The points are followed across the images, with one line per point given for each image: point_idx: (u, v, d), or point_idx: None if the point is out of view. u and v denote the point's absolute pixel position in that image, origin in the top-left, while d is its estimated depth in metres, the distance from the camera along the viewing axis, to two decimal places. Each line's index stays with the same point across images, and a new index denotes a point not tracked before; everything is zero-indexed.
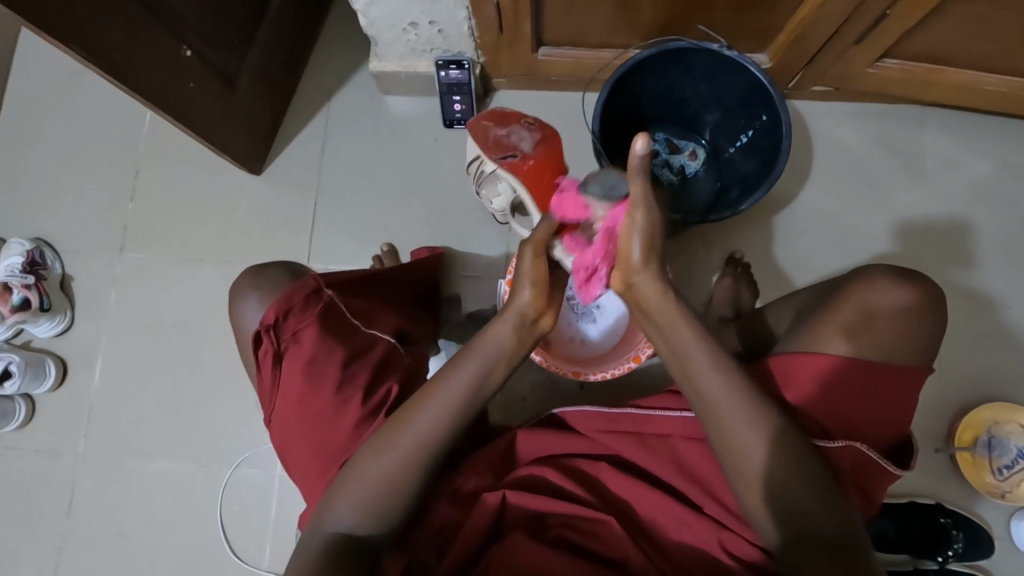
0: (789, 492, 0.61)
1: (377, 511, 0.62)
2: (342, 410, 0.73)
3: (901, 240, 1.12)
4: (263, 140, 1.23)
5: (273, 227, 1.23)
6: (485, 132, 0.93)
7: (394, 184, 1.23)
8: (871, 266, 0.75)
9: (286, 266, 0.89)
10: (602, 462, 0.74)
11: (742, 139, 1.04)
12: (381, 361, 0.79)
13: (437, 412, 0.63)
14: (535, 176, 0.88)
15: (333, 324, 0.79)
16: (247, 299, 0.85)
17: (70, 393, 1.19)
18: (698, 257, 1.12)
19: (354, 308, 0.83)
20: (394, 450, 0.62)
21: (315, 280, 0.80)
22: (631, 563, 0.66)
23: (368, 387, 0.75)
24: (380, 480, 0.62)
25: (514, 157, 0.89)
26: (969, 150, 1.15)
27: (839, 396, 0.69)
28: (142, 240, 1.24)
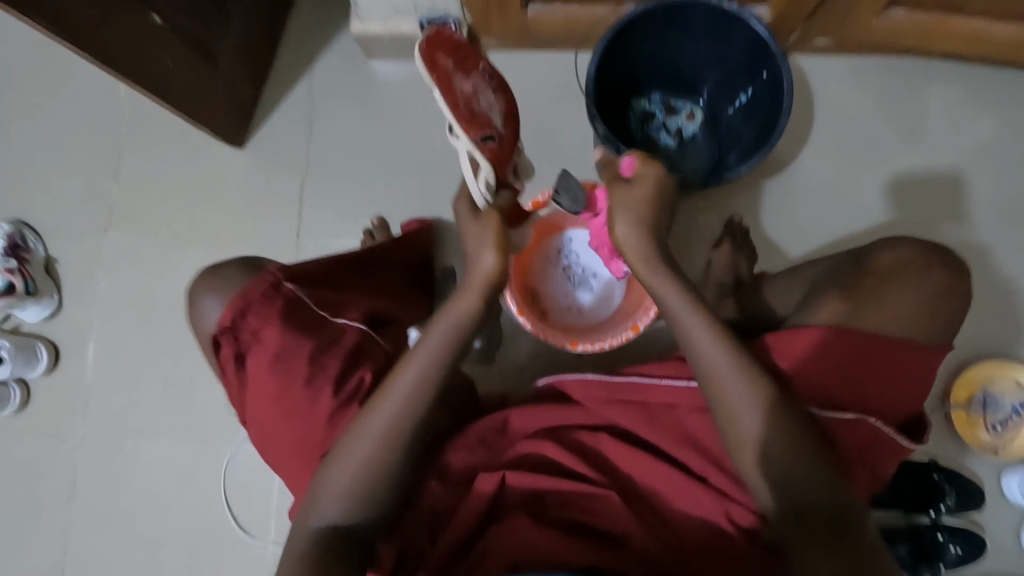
0: (786, 464, 0.62)
1: (360, 498, 0.65)
2: (314, 400, 0.73)
3: (903, 199, 1.10)
4: (244, 112, 1.18)
5: (260, 202, 1.20)
6: (446, 78, 0.65)
7: (382, 155, 1.19)
8: (900, 242, 0.74)
9: (240, 263, 0.86)
10: (602, 433, 0.74)
11: (742, 98, 1.01)
12: (355, 349, 0.78)
13: (405, 395, 0.64)
14: (504, 163, 0.68)
15: (295, 318, 0.78)
16: (205, 297, 0.83)
17: (65, 377, 1.18)
18: (698, 224, 1.10)
19: (323, 299, 0.82)
20: (365, 439, 0.65)
21: (274, 274, 0.79)
22: (632, 539, 0.66)
23: (340, 376, 0.75)
24: (357, 471, 0.65)
25: (491, 138, 0.66)
26: (975, 105, 1.11)
27: (854, 370, 0.69)
28: (126, 219, 1.21)
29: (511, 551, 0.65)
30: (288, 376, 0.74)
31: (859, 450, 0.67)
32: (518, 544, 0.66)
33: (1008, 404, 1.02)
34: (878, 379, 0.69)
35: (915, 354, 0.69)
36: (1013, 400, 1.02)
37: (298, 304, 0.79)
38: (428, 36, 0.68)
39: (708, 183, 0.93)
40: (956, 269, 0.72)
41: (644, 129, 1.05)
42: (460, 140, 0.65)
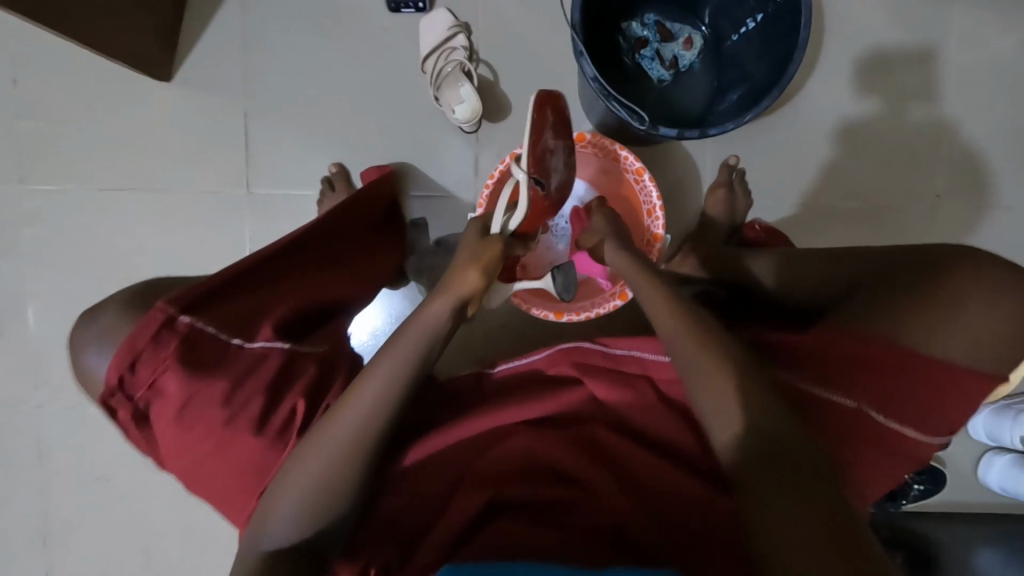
0: (763, 445, 0.52)
1: (321, 511, 0.56)
2: (236, 452, 0.57)
3: (906, 136, 1.03)
4: (166, 36, 0.99)
5: (201, 144, 1.05)
6: (540, 124, 0.71)
7: (337, 86, 1.04)
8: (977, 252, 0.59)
9: (123, 300, 0.63)
10: (596, 424, 0.69)
11: (749, 24, 0.87)
12: (279, 375, 0.60)
13: (378, 387, 0.59)
14: (533, 215, 0.75)
15: (200, 356, 0.57)
16: (88, 340, 0.63)
17: (9, 346, 1.08)
18: (687, 165, 1.02)
19: (231, 318, 0.62)
20: (326, 449, 0.56)
21: (161, 311, 0.56)
22: (632, 530, 0.59)
23: (268, 410, 0.59)
24: (311, 483, 0.56)
25: (541, 184, 0.72)
26: (998, 23, 1.00)
27: (868, 367, 0.59)
28: (46, 167, 1.06)
29: (498, 544, 0.57)
30: (199, 432, 0.56)
31: (869, 456, 0.59)
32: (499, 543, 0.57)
33: None
34: (900, 390, 0.58)
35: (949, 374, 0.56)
36: None
37: (198, 337, 0.58)
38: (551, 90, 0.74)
39: (709, 131, 0.76)
40: None
41: (635, 57, 0.93)
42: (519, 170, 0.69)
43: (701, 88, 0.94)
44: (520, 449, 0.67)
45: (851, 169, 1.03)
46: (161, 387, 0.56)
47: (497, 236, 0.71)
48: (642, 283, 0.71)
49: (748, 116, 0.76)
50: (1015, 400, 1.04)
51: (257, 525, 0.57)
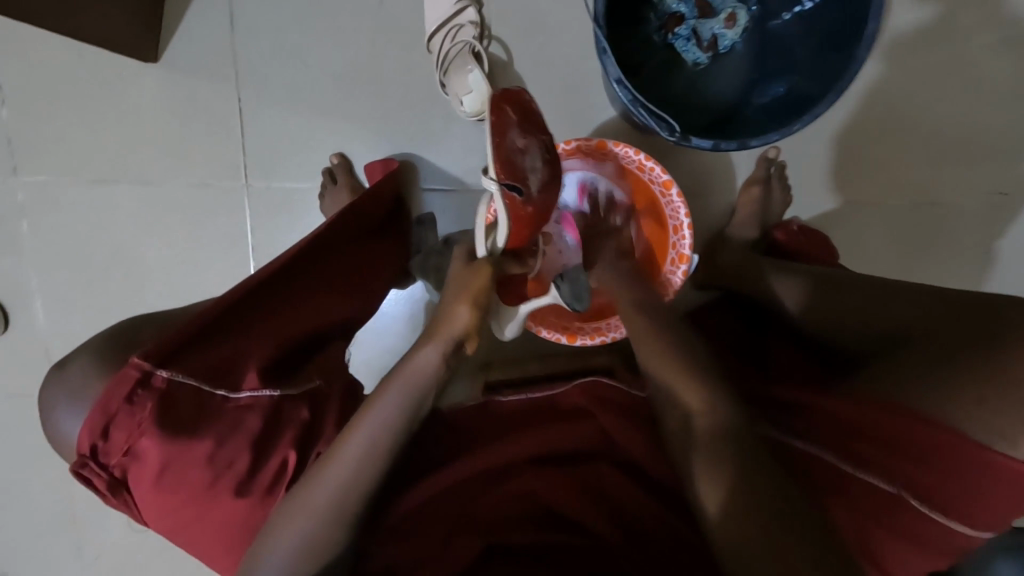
0: (770, 532, 0.47)
1: (313, 564, 0.52)
2: (224, 511, 0.54)
3: (965, 125, 0.93)
4: (146, 13, 0.90)
5: (194, 132, 0.98)
6: (503, 124, 0.59)
7: (336, 66, 0.94)
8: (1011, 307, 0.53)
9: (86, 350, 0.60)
10: (603, 464, 0.66)
11: (804, 3, 0.76)
12: (265, 428, 0.56)
13: (371, 434, 0.55)
14: (519, 227, 0.63)
15: (179, 413, 0.53)
16: (58, 400, 0.58)
17: (12, 345, 1.06)
18: (720, 158, 0.93)
19: (211, 368, 0.57)
20: (319, 492, 0.53)
21: (134, 369, 0.52)
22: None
23: (255, 467, 0.55)
24: (301, 532, 0.52)
25: (518, 191, 0.60)
26: None
27: (892, 440, 0.54)
28: (34, 158, 1.00)
29: None
30: (181, 495, 0.53)
31: (881, 536, 0.55)
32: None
33: None
34: (940, 473, 0.52)
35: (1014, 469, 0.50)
36: None
37: (176, 395, 0.54)
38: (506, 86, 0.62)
39: (752, 142, 0.67)
40: None
41: (666, 37, 0.81)
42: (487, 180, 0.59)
43: (738, 72, 0.82)
44: (520, 489, 0.64)
45: (900, 161, 0.94)
46: (138, 452, 0.52)
47: (482, 260, 0.63)
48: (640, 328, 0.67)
49: (796, 125, 0.67)
50: None
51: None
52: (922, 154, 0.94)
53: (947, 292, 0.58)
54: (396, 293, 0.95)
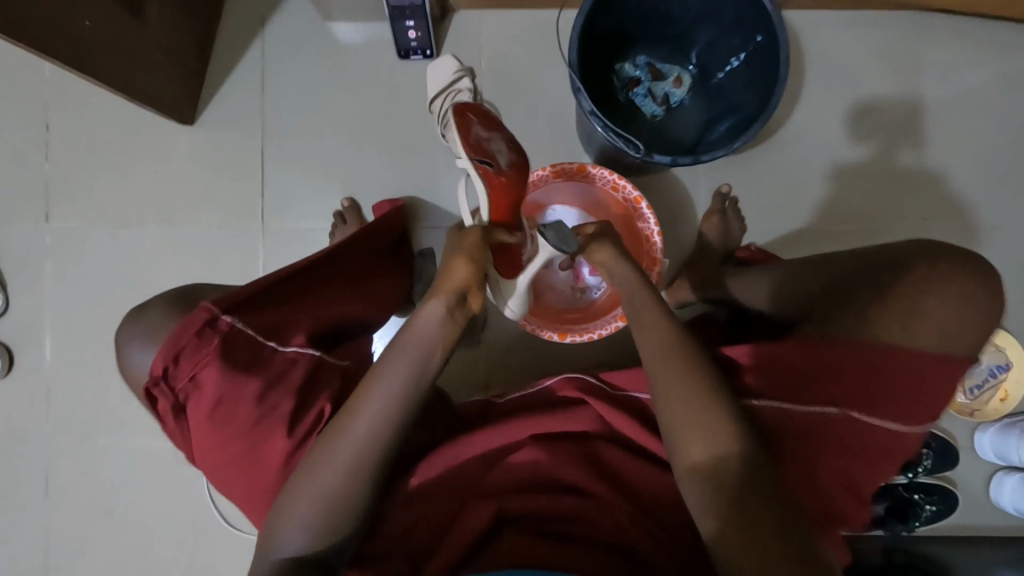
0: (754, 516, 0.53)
1: (334, 519, 0.57)
2: (268, 444, 0.65)
3: (890, 161, 1.07)
4: (190, 81, 1.06)
5: (218, 181, 1.11)
6: (466, 115, 0.67)
7: (350, 124, 1.10)
8: (921, 253, 0.65)
9: (166, 298, 0.76)
10: (602, 441, 0.68)
11: (733, 63, 0.94)
12: (307, 380, 0.69)
13: (377, 411, 0.57)
14: (499, 198, 0.66)
15: (237, 356, 0.67)
16: (132, 339, 0.74)
17: (25, 378, 1.11)
18: (684, 195, 1.07)
19: (263, 325, 0.71)
20: (333, 463, 0.57)
21: (206, 312, 0.66)
22: (640, 548, 0.61)
23: (295, 414, 0.66)
24: (323, 498, 0.57)
25: (489, 163, 0.65)
26: (969, 58, 1.07)
27: (846, 373, 0.64)
28: (70, 203, 1.11)
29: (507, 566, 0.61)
30: (230, 426, 0.65)
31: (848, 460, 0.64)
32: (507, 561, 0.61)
33: (985, 366, 1.04)
34: (883, 395, 0.63)
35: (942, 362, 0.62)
36: (990, 362, 1.04)
37: (235, 340, 0.68)
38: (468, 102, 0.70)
39: (703, 158, 0.82)
40: (984, 268, 0.63)
41: (629, 95, 1.00)
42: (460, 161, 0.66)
43: (692, 121, 1.00)
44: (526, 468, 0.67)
45: (841, 196, 1.07)
46: (199, 380, 0.66)
47: (473, 226, 0.63)
48: (644, 312, 0.66)
49: (736, 145, 0.83)
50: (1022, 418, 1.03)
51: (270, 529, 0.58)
52: (859, 189, 1.07)
53: (878, 250, 0.70)
54: (396, 318, 1.02)
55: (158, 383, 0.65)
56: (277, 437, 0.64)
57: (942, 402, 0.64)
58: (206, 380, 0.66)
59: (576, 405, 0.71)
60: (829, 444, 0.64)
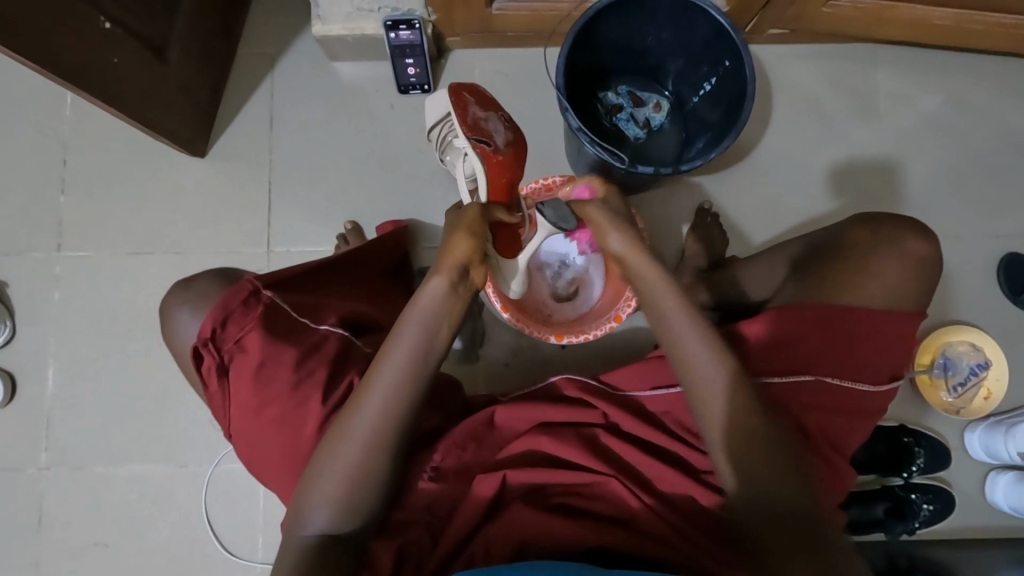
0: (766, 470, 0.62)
1: (359, 489, 0.64)
2: (303, 406, 0.72)
3: (857, 177, 1.15)
4: (204, 117, 1.14)
5: (226, 210, 1.16)
6: (463, 103, 0.83)
7: (352, 154, 1.17)
8: (859, 228, 0.79)
9: (214, 276, 0.86)
10: (597, 427, 0.75)
11: (705, 87, 1.03)
12: (339, 354, 0.76)
13: (388, 390, 0.64)
14: (498, 173, 0.80)
15: (277, 324, 0.75)
16: (179, 313, 0.83)
17: (25, 407, 1.11)
18: (668, 210, 1.13)
19: (299, 304, 0.79)
20: (351, 438, 0.64)
21: (252, 283, 0.76)
22: (637, 518, 0.68)
23: (328, 382, 0.73)
24: (344, 472, 0.64)
25: (486, 144, 0.80)
26: (919, 84, 1.18)
27: (812, 340, 0.74)
28: (81, 235, 1.15)
29: (513, 538, 0.67)
30: (269, 388, 0.72)
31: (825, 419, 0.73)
32: (518, 532, 0.67)
33: (966, 365, 1.08)
34: (845, 356, 0.74)
35: (886, 319, 0.74)
36: (971, 361, 1.08)
37: (276, 310, 0.76)
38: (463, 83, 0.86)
39: (681, 167, 0.91)
40: (910, 235, 0.77)
41: (613, 120, 1.08)
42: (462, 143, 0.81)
43: (672, 142, 1.09)
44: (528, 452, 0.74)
45: (815, 210, 1.14)
46: (244, 344, 0.74)
47: (469, 207, 0.68)
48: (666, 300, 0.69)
49: (712, 155, 0.92)
50: (1005, 416, 1.06)
51: (302, 499, 0.65)
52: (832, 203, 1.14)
53: (823, 235, 0.84)
54: None
55: (206, 342, 0.73)
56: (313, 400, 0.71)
57: (898, 356, 0.75)
58: (250, 344, 0.74)
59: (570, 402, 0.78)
60: (808, 407, 0.72)
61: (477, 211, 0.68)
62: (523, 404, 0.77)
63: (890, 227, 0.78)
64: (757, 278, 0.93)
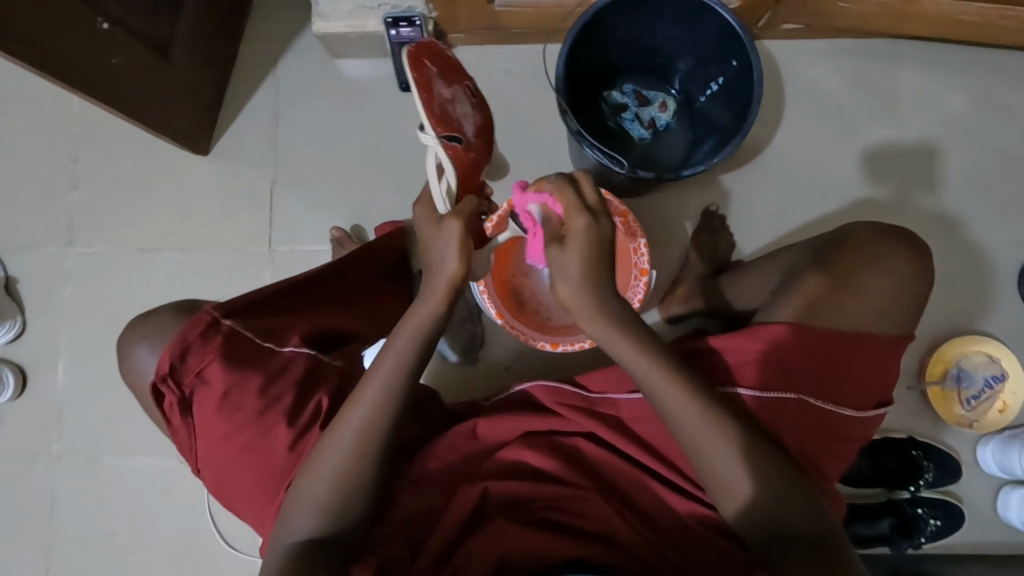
0: (760, 494, 0.63)
1: (344, 501, 0.64)
2: (270, 432, 0.73)
3: (873, 179, 1.11)
4: (207, 116, 1.14)
5: (230, 208, 1.17)
6: (426, 79, 0.68)
7: (355, 153, 1.17)
8: (866, 235, 0.77)
9: (172, 308, 0.86)
10: (579, 436, 0.76)
11: (713, 87, 1.02)
12: (306, 375, 0.77)
13: (374, 404, 0.65)
14: (466, 177, 0.69)
15: (239, 352, 0.76)
16: (139, 348, 0.83)
17: (37, 400, 1.14)
18: (674, 211, 1.10)
19: (263, 327, 0.79)
20: (338, 447, 0.65)
21: (208, 313, 0.76)
22: (619, 536, 0.69)
23: (295, 406, 0.74)
24: (331, 481, 0.64)
25: (458, 141, 0.67)
26: (943, 81, 1.12)
27: (806, 363, 0.72)
28: (90, 231, 1.17)
29: (495, 550, 0.67)
30: (233, 418, 0.73)
31: (818, 445, 0.72)
32: (501, 548, 0.67)
33: (980, 377, 1.04)
34: (840, 379, 0.73)
35: (871, 344, 0.73)
36: (985, 373, 1.04)
37: (238, 337, 0.77)
38: (420, 43, 0.72)
39: (684, 174, 0.88)
40: (917, 249, 0.75)
41: (617, 120, 1.07)
42: (426, 136, 0.65)
43: (676, 142, 1.07)
44: (511, 463, 0.74)
45: (827, 213, 1.10)
46: (204, 377, 0.75)
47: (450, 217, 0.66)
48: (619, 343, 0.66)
49: (716, 160, 0.89)
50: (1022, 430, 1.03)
51: (286, 509, 0.66)
52: (845, 207, 1.10)
53: (824, 238, 0.81)
54: None
55: (166, 377, 0.74)
56: (280, 427, 0.72)
57: (890, 380, 0.75)
58: (210, 376, 0.75)
59: (548, 411, 0.78)
60: (801, 429, 0.71)
61: (462, 224, 0.65)
62: (508, 414, 0.76)
63: (883, 247, 0.75)
64: (747, 290, 0.93)
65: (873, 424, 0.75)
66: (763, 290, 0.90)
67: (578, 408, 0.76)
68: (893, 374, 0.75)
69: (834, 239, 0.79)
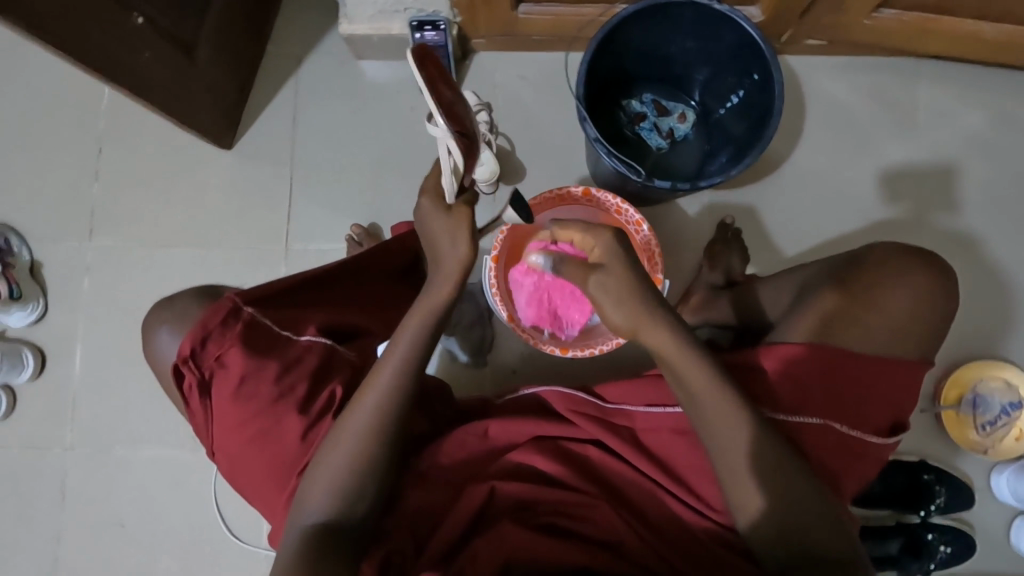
0: (775, 514, 0.63)
1: (355, 497, 0.65)
2: (282, 421, 0.74)
3: (892, 199, 1.10)
4: (232, 112, 1.17)
5: (250, 201, 1.19)
6: (433, 77, 0.63)
7: (373, 153, 1.18)
8: (895, 252, 0.76)
9: (195, 293, 0.87)
10: (590, 444, 0.75)
11: (733, 99, 1.02)
12: (320, 366, 0.78)
13: (389, 399, 0.66)
14: (471, 171, 0.69)
15: (256, 340, 0.77)
16: (162, 331, 0.84)
17: (53, 384, 1.16)
18: (687, 221, 1.10)
19: (281, 317, 0.80)
20: (351, 434, 0.66)
21: (231, 300, 0.77)
22: (625, 546, 0.69)
23: (309, 395, 0.76)
24: (342, 475, 0.65)
25: (466, 136, 0.65)
26: (968, 102, 1.11)
27: (825, 380, 0.71)
28: (112, 221, 1.20)
29: (500, 554, 0.67)
30: (250, 405, 0.74)
31: (834, 464, 0.71)
32: (506, 552, 0.67)
33: (998, 403, 1.02)
34: (859, 399, 0.72)
35: (885, 366, 0.72)
36: (1003, 399, 1.02)
37: (256, 325, 0.78)
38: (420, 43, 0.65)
39: (700, 184, 0.88)
40: (943, 271, 0.74)
41: (636, 129, 1.07)
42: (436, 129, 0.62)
43: (695, 154, 1.08)
44: (520, 465, 0.74)
45: (844, 230, 1.09)
46: (223, 363, 0.76)
47: (461, 203, 0.68)
48: (679, 359, 0.65)
49: (733, 171, 0.89)
50: None
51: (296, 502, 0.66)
52: (862, 224, 1.09)
53: (846, 253, 0.80)
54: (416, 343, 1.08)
55: (187, 359, 0.75)
56: (292, 416, 0.73)
57: (909, 402, 0.74)
58: (229, 363, 0.76)
59: (559, 417, 0.77)
60: (816, 447, 0.70)
61: (467, 212, 0.67)
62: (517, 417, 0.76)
63: (907, 266, 0.74)
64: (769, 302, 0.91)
65: (889, 447, 0.74)
66: (780, 302, 0.88)
67: (590, 415, 0.75)
68: (912, 397, 0.74)
69: (858, 256, 0.78)
